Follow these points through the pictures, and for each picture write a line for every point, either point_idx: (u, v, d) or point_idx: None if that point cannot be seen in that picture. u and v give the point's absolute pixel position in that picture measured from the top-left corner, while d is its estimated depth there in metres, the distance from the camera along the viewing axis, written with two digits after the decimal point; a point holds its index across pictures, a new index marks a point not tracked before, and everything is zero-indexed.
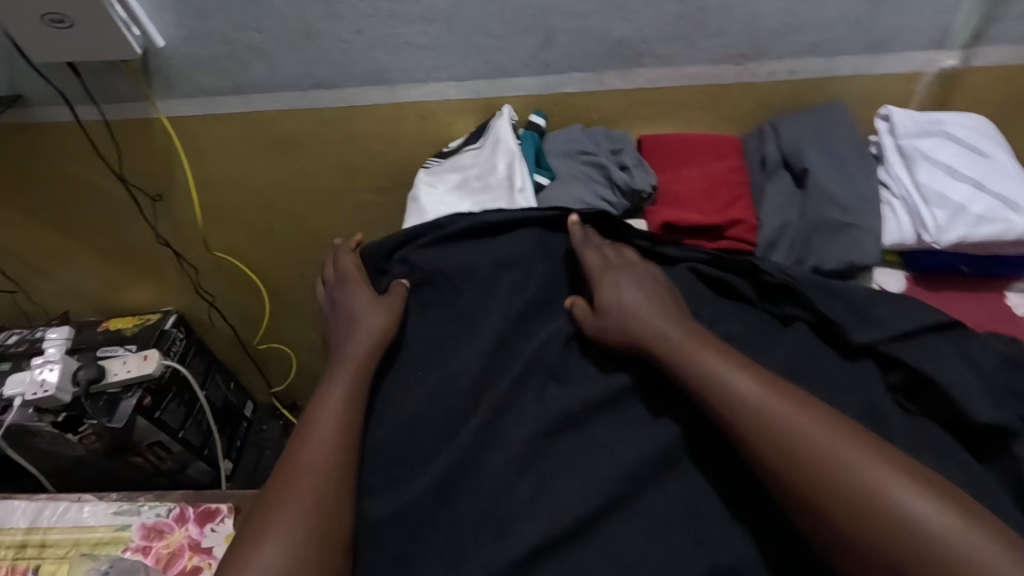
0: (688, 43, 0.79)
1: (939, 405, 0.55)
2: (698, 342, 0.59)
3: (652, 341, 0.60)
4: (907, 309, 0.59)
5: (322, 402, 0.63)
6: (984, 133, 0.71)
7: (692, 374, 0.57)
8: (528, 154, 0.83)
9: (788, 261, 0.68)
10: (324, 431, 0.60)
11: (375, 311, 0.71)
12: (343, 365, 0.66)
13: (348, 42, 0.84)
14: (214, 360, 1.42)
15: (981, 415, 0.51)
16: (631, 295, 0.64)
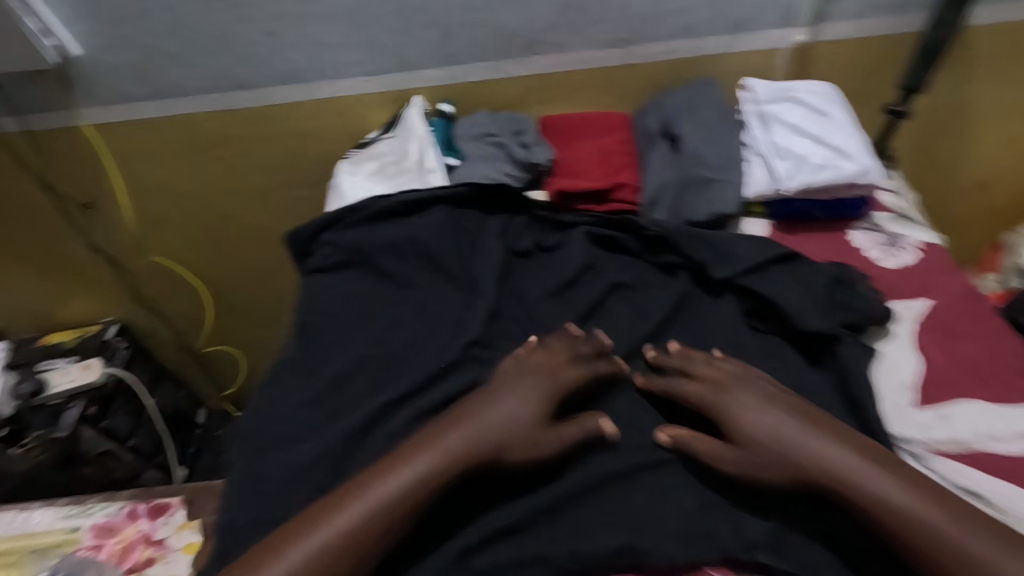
0: (574, 30, 0.88)
1: (784, 323, 0.65)
2: (840, 452, 0.55)
3: (787, 462, 0.55)
4: (760, 248, 0.69)
5: (399, 468, 0.55)
6: (829, 97, 0.82)
7: (839, 492, 0.53)
8: (438, 138, 0.90)
9: (665, 215, 0.77)
10: (397, 507, 0.53)
11: (509, 394, 0.60)
12: (449, 430, 0.58)
13: (260, 44, 0.89)
14: (160, 369, 1.43)
15: (808, 322, 0.63)
16: (755, 417, 0.58)
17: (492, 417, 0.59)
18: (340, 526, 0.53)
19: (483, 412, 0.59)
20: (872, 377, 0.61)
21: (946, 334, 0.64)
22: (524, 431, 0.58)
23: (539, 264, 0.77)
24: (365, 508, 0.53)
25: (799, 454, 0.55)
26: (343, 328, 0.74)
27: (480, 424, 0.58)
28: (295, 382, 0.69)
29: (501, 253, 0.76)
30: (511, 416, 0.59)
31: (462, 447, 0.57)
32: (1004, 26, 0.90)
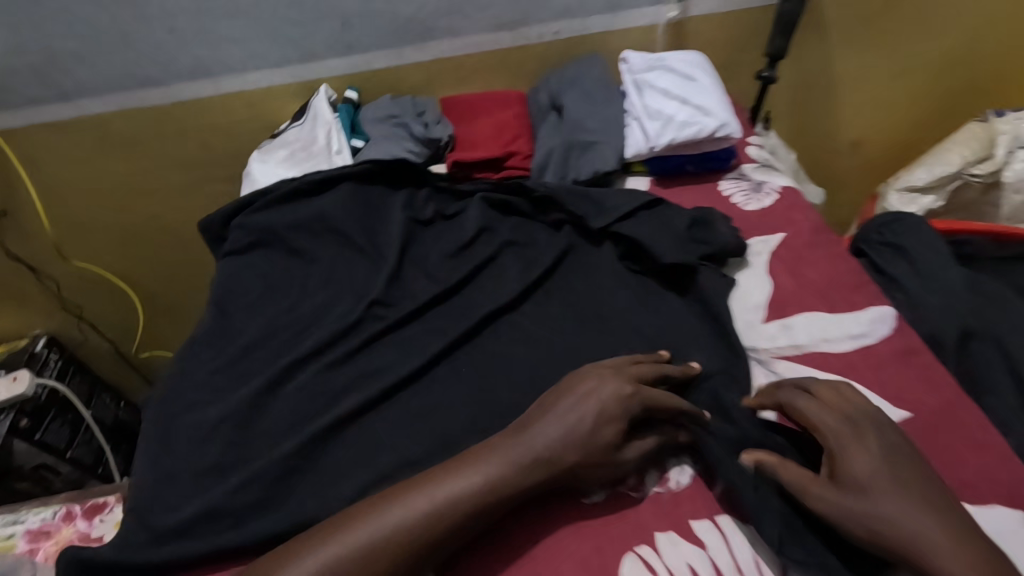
0: (465, 15, 0.94)
1: (651, 261, 0.73)
2: (916, 511, 0.48)
3: (855, 509, 0.49)
4: (629, 198, 0.77)
5: (460, 471, 0.52)
6: (698, 63, 0.90)
7: (894, 546, 0.48)
8: (344, 123, 0.95)
9: (554, 178, 0.84)
10: (441, 526, 0.50)
11: (586, 407, 0.55)
12: (512, 440, 0.54)
13: (164, 41, 0.92)
14: (96, 380, 1.41)
15: (669, 256, 0.70)
16: (856, 461, 0.51)
17: (547, 434, 0.54)
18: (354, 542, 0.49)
19: (556, 417, 0.55)
20: (730, 302, 0.70)
21: (792, 258, 0.73)
22: (598, 453, 0.54)
23: (440, 230, 0.83)
24: (389, 527, 0.49)
25: (874, 513, 0.48)
26: (256, 301, 0.77)
27: (553, 443, 0.53)
28: (209, 352, 0.72)
29: (401, 223, 0.81)
30: (585, 429, 0.54)
31: (521, 463, 0.52)
32: None
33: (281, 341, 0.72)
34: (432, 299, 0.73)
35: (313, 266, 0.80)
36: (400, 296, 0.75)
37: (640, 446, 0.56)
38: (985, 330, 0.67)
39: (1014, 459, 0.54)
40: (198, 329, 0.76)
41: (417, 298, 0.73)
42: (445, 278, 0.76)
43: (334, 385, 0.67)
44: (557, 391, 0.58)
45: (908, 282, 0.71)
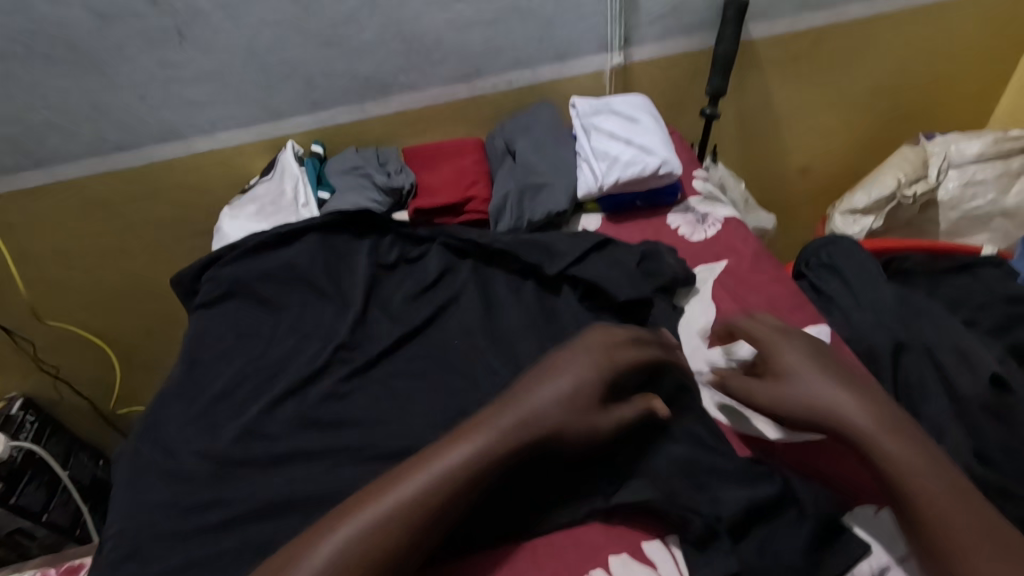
0: (422, 71, 1.00)
1: (607, 299, 0.76)
2: (868, 407, 0.57)
3: (812, 407, 0.58)
4: (578, 241, 0.81)
5: (457, 442, 0.54)
6: (641, 104, 0.96)
7: (848, 430, 0.56)
8: (309, 175, 0.99)
9: (511, 220, 0.89)
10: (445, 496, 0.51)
11: (573, 381, 0.57)
12: (506, 410, 0.55)
13: (135, 107, 0.97)
14: (74, 439, 1.40)
15: (623, 293, 0.73)
16: (787, 357, 0.61)
17: (537, 402, 0.55)
18: (366, 515, 0.50)
19: (544, 389, 0.56)
20: (680, 330, 0.74)
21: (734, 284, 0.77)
22: (585, 417, 0.56)
23: (404, 273, 0.86)
24: (392, 503, 0.51)
25: (825, 399, 0.57)
26: (227, 352, 0.80)
27: (542, 414, 0.55)
28: (179, 405, 0.74)
29: (366, 268, 0.84)
30: (561, 392, 0.56)
31: (513, 430, 0.54)
32: (779, 37, 1.09)
33: (251, 388, 0.74)
34: (395, 342, 0.76)
35: (284, 316, 0.83)
36: (365, 339, 0.78)
37: (624, 413, 0.58)
38: (915, 341, 0.71)
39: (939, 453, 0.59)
40: (169, 382, 0.78)
41: (383, 341, 0.76)
42: (410, 320, 0.78)
43: (301, 429, 0.68)
44: (536, 376, 0.59)
45: (841, 299, 0.77)
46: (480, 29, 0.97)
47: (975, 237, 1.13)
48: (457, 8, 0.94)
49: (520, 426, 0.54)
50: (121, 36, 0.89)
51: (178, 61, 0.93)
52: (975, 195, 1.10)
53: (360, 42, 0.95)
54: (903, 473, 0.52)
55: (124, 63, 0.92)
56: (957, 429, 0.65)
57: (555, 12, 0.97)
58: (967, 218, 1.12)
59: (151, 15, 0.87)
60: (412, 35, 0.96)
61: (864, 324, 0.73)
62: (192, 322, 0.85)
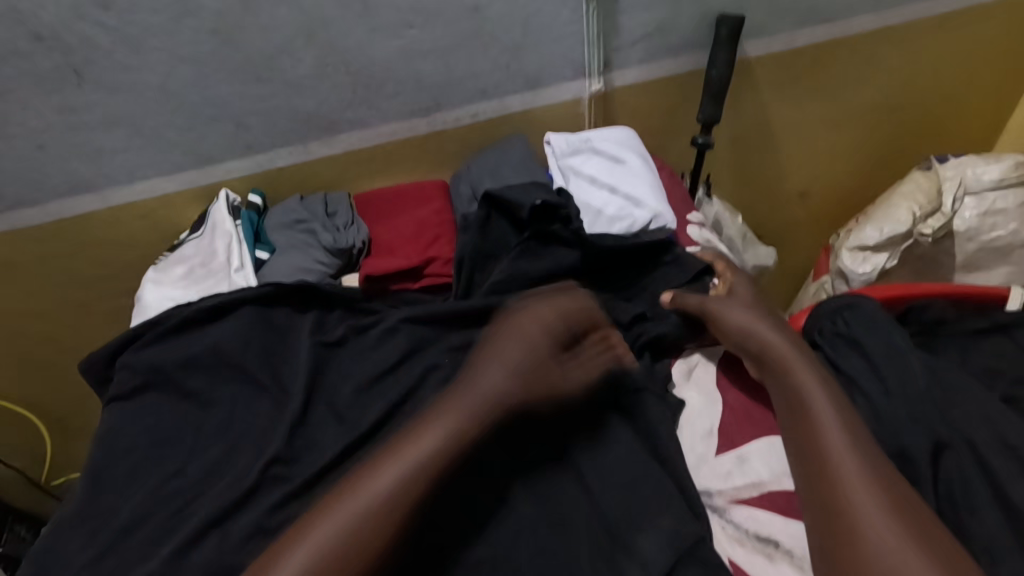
0: (374, 105, 0.87)
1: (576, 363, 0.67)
2: (801, 351, 0.63)
3: (756, 331, 0.65)
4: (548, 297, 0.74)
5: (426, 427, 0.57)
6: (627, 141, 0.84)
7: (776, 360, 0.62)
8: (246, 232, 0.85)
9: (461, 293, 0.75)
10: (441, 462, 0.55)
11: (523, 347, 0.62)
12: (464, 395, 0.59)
13: (33, 159, 0.82)
14: (7, 514, 1.26)
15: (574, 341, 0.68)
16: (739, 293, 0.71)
17: (494, 377, 0.60)
18: (357, 511, 0.52)
19: (499, 360, 0.61)
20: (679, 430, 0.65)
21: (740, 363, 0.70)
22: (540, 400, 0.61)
23: (353, 353, 0.73)
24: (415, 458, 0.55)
25: (763, 332, 0.65)
26: (141, 465, 0.66)
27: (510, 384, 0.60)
28: (77, 542, 0.61)
29: (310, 352, 0.71)
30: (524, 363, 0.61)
31: (483, 406, 0.58)
32: (776, 56, 0.97)
33: (166, 517, 0.61)
34: (339, 454, 0.63)
35: (211, 416, 0.69)
36: (306, 446, 0.65)
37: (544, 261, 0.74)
38: (957, 436, 0.60)
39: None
40: (69, 507, 0.64)
41: (325, 450, 0.64)
42: (358, 422, 0.66)
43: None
44: (489, 349, 0.63)
45: (866, 385, 0.65)
46: (438, 56, 0.84)
47: (995, 270, 1.03)
48: (410, 34, 0.81)
49: (501, 378, 0.60)
50: (3, 79, 0.74)
51: (79, 105, 0.78)
52: (995, 225, 1.00)
53: (297, 75, 0.82)
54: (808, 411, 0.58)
55: (10, 110, 0.77)
56: (1015, 552, 0.54)
57: (524, 36, 0.84)
58: (985, 250, 1.01)
59: (37, 52, 0.72)
60: (358, 66, 0.82)
61: (895, 417, 0.62)
62: (103, 421, 0.72)
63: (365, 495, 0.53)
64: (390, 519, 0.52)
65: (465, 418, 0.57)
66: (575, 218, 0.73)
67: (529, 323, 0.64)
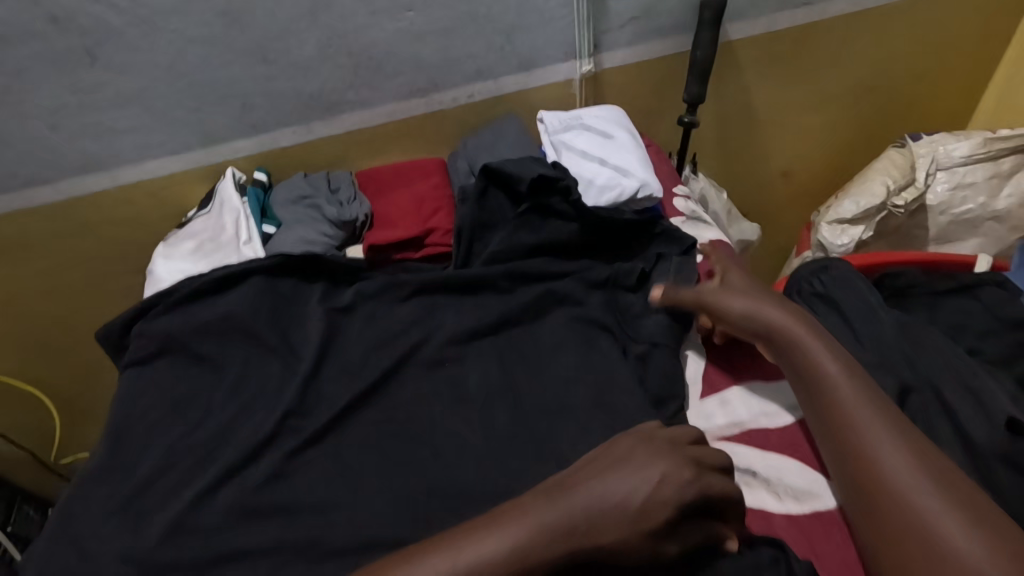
0: (374, 86, 0.91)
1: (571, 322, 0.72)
2: (805, 325, 0.64)
3: (763, 314, 0.66)
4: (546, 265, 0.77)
5: (489, 534, 0.50)
6: (616, 118, 0.88)
7: (783, 340, 0.64)
8: (253, 208, 0.89)
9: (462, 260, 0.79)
10: (533, 565, 0.49)
11: (653, 495, 0.51)
12: (570, 496, 0.52)
13: (46, 138, 0.85)
14: (16, 493, 1.29)
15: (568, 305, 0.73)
16: (734, 280, 0.72)
17: (621, 489, 0.51)
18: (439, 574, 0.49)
19: (625, 478, 0.52)
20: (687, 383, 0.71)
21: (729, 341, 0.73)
22: (649, 537, 0.50)
23: (359, 317, 0.77)
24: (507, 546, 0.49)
25: (767, 315, 0.65)
26: (159, 422, 0.70)
27: (632, 503, 0.51)
28: (102, 494, 0.64)
29: (322, 317, 0.75)
30: (624, 489, 0.51)
31: (591, 510, 0.51)
32: (757, 39, 1.02)
33: (187, 467, 0.65)
34: (349, 407, 0.67)
35: (224, 377, 0.73)
36: (316, 401, 0.69)
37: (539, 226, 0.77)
38: (922, 381, 0.65)
39: None
40: (93, 462, 0.68)
41: (335, 404, 0.68)
42: (366, 379, 0.70)
43: (242, 518, 0.60)
44: (612, 453, 0.55)
45: (841, 337, 0.70)
46: (436, 38, 0.88)
47: (964, 242, 1.09)
48: (408, 17, 0.85)
49: (577, 527, 0.50)
50: (20, 60, 0.77)
51: (91, 86, 0.82)
52: (964, 199, 1.05)
53: (301, 57, 0.85)
54: (826, 388, 0.59)
55: (26, 90, 0.80)
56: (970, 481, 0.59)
57: (517, 18, 0.88)
58: (956, 223, 1.07)
59: (52, 34, 0.76)
60: (359, 48, 0.86)
61: (866, 364, 0.66)
62: (120, 384, 0.75)
63: (473, 554, 0.49)
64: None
65: (569, 526, 0.50)
66: (574, 189, 0.76)
67: (627, 484, 0.52)
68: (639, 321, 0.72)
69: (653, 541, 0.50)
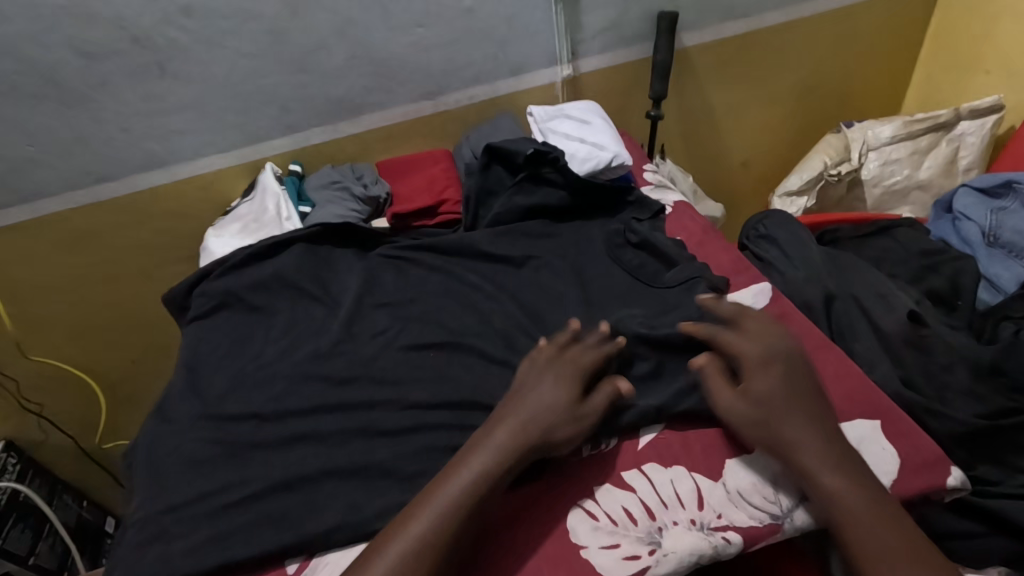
0: (391, 91, 1.09)
1: (562, 263, 0.88)
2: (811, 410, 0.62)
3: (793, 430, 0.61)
4: (539, 223, 0.94)
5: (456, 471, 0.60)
6: (592, 108, 1.07)
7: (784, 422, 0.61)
8: (291, 193, 1.06)
9: (470, 222, 0.96)
10: (471, 502, 0.57)
11: (542, 404, 0.63)
12: (495, 435, 0.61)
13: (118, 139, 1.02)
14: (57, 481, 1.40)
15: (563, 252, 0.90)
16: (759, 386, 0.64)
17: (524, 417, 0.62)
18: (434, 513, 0.57)
19: (526, 407, 0.63)
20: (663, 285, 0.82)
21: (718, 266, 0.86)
22: (549, 410, 0.63)
23: (389, 270, 0.93)
24: (448, 500, 0.57)
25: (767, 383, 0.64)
26: (224, 356, 0.85)
27: (551, 408, 0.63)
28: (179, 408, 0.77)
29: (360, 270, 0.92)
30: (549, 403, 0.63)
31: (512, 422, 0.62)
32: (709, 45, 1.22)
33: (251, 383, 0.78)
34: (385, 331, 0.82)
35: (277, 318, 0.88)
36: (358, 331, 0.83)
37: (534, 192, 0.94)
38: (844, 292, 0.82)
39: (868, 382, 0.69)
40: (170, 388, 0.81)
41: (372, 333, 0.82)
42: (396, 312, 0.85)
43: (299, 413, 0.73)
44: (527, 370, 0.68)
45: (778, 263, 0.88)
46: (442, 49, 1.07)
47: (897, 210, 1.26)
48: (419, 32, 1.04)
49: (501, 447, 0.60)
50: (105, 72, 0.95)
51: (159, 93, 0.99)
52: (893, 172, 1.23)
53: (331, 67, 1.04)
54: (868, 552, 0.55)
55: (107, 98, 0.97)
56: (885, 362, 0.75)
57: (507, 32, 1.08)
58: (888, 194, 1.25)
59: (132, 51, 0.94)
60: (379, 59, 1.05)
61: (800, 281, 0.83)
62: (186, 335, 0.90)
63: (447, 495, 0.58)
64: (452, 521, 0.56)
65: (500, 453, 0.60)
66: (562, 160, 0.93)
67: (539, 386, 0.65)
68: (621, 251, 0.88)
69: (563, 424, 0.62)
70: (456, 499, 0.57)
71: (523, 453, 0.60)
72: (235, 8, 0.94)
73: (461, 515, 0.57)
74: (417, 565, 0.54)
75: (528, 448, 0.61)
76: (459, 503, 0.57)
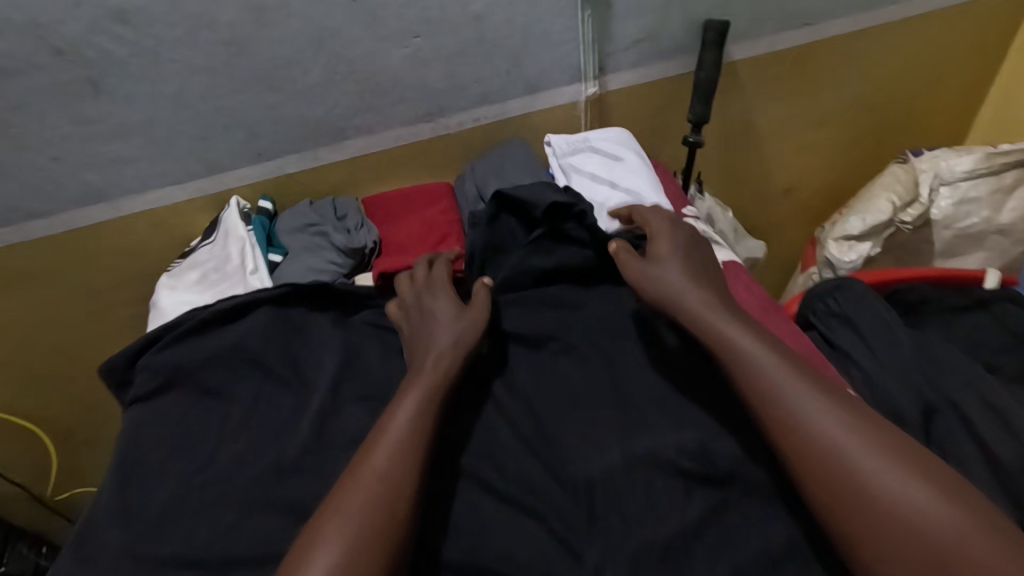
0: (380, 112, 0.91)
1: (591, 348, 0.70)
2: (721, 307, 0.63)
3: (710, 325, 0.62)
4: (562, 290, 0.75)
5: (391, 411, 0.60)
6: (624, 139, 0.89)
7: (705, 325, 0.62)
8: (260, 237, 0.87)
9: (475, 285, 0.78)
10: (405, 430, 0.58)
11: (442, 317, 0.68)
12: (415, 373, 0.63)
13: (48, 170, 0.84)
14: (10, 529, 1.25)
15: (591, 330, 0.72)
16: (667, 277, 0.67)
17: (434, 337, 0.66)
18: (380, 460, 0.56)
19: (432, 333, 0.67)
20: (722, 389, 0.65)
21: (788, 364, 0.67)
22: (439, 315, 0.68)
23: (375, 348, 0.76)
24: (390, 434, 0.58)
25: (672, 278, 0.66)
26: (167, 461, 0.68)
27: (444, 322, 0.68)
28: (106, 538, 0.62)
29: (338, 344, 0.74)
30: (441, 315, 0.68)
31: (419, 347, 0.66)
32: (760, 58, 1.02)
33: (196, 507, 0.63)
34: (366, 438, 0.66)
35: (236, 407, 0.71)
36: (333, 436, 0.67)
37: (556, 252, 0.76)
38: (941, 399, 0.65)
39: None
40: (98, 503, 0.66)
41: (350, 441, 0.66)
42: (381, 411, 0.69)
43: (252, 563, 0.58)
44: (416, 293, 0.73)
45: (855, 353, 0.71)
46: (443, 62, 0.88)
47: (968, 256, 1.09)
48: (415, 43, 0.85)
49: (423, 379, 0.62)
50: (22, 92, 0.76)
51: (94, 116, 0.80)
52: (969, 213, 1.06)
53: (306, 84, 0.85)
54: (838, 462, 0.51)
55: (28, 122, 0.79)
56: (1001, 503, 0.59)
57: (523, 43, 0.89)
58: (961, 237, 1.08)
59: (54, 66, 0.75)
60: (367, 75, 0.86)
61: (889, 383, 0.66)
62: (125, 422, 0.73)
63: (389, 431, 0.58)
64: (394, 455, 0.56)
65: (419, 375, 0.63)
66: (590, 214, 0.75)
67: (434, 305, 0.70)
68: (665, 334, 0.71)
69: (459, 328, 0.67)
70: (399, 431, 0.58)
71: (436, 387, 0.62)
72: (183, 13, 0.74)
73: (403, 445, 0.57)
74: (381, 524, 0.52)
75: (442, 364, 0.63)
76: (399, 438, 0.57)
